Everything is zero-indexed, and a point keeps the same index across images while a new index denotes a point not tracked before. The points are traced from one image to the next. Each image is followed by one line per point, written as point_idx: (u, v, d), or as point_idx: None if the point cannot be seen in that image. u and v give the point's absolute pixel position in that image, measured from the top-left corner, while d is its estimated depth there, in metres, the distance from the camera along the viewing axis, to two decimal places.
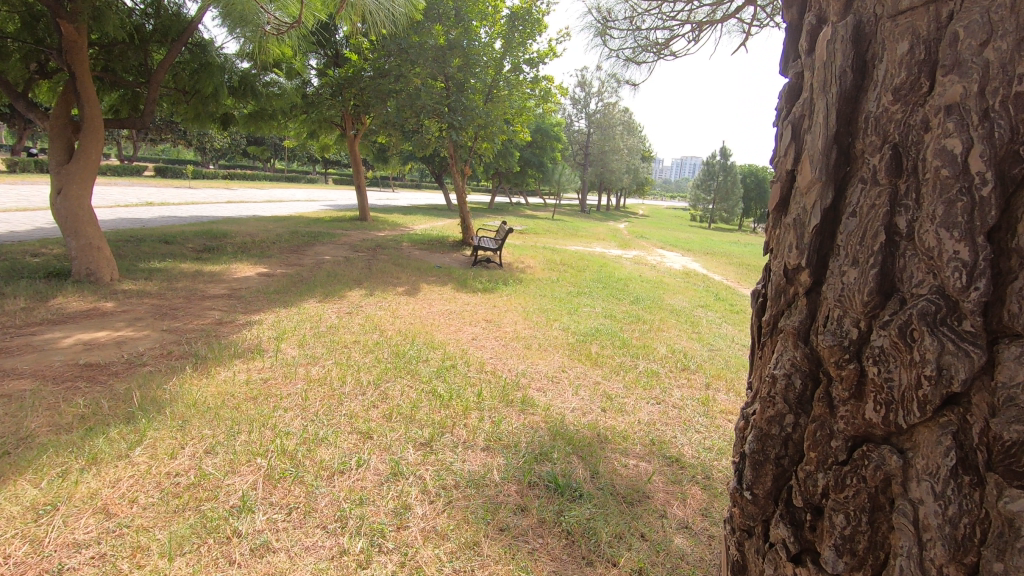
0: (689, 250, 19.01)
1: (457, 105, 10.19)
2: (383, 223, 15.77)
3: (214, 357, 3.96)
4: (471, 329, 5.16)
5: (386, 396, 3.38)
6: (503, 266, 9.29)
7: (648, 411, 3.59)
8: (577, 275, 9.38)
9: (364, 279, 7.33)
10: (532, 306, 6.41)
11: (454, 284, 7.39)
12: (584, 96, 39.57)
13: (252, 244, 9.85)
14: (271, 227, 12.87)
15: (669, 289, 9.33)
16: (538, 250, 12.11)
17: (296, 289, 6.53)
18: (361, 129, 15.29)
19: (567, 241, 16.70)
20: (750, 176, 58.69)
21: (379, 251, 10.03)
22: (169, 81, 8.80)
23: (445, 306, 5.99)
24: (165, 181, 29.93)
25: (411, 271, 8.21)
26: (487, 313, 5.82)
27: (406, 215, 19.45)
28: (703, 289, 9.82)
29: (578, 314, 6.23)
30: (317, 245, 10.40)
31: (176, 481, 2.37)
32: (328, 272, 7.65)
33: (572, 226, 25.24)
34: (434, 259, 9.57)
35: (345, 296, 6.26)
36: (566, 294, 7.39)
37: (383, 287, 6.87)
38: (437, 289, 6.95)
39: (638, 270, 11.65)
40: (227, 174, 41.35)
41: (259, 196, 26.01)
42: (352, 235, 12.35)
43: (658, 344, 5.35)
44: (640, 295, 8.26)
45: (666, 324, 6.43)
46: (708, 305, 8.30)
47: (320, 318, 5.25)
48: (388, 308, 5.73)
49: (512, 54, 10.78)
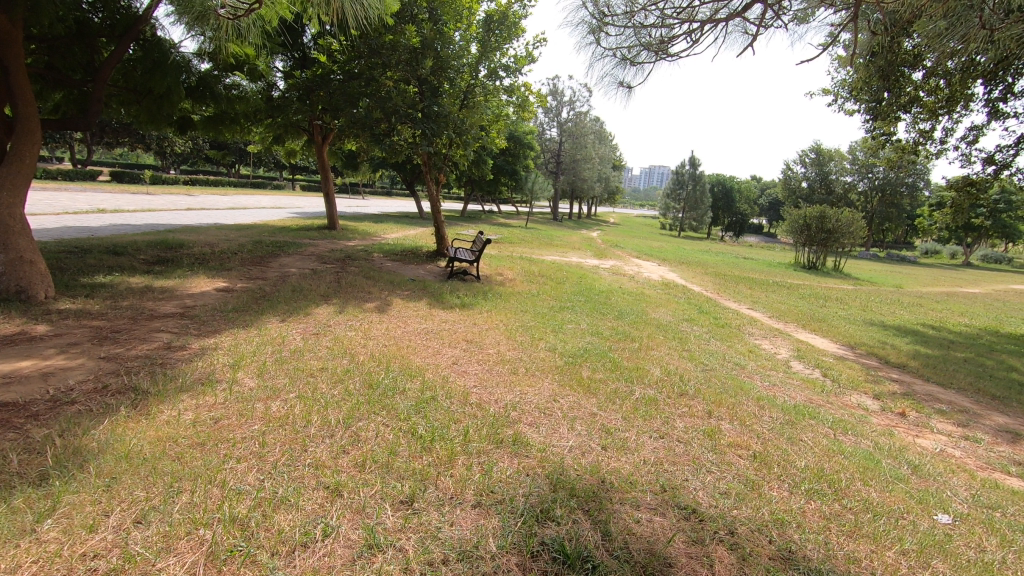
0: (663, 259, 18.90)
1: (430, 110, 9.78)
2: (352, 232, 15.18)
3: (157, 391, 3.45)
4: (451, 351, 4.74)
5: (358, 438, 2.93)
6: (480, 278, 8.88)
7: (653, 448, 3.23)
8: (557, 287, 9.04)
9: (332, 295, 6.82)
10: (514, 323, 6.03)
11: (430, 299, 6.96)
12: (557, 104, 39.65)
13: (211, 256, 9.21)
14: (232, 236, 12.18)
15: (652, 301, 9.07)
16: (514, 260, 11.73)
17: (257, 306, 6.00)
18: (329, 135, 14.70)
19: (542, 250, 16.40)
20: (717, 185, 59.73)
21: (348, 262, 9.49)
22: (119, 80, 8.15)
23: (422, 325, 5.56)
24: (120, 186, 28.57)
25: (383, 285, 7.72)
26: (467, 333, 5.41)
27: (376, 224, 18.86)
28: (685, 301, 9.60)
29: (564, 332, 5.87)
30: (281, 256, 9.81)
31: (92, 567, 1.89)
32: (293, 286, 7.11)
33: (545, 234, 25.05)
34: (408, 271, 9.10)
35: (311, 314, 5.76)
36: (549, 309, 7.04)
37: (353, 303, 6.38)
38: (412, 305, 6.50)
39: (617, 281, 11.40)
40: (187, 179, 39.86)
41: (221, 202, 24.99)
42: (320, 245, 11.75)
43: (650, 365, 5.03)
44: (624, 309, 7.95)
45: (654, 341, 6.12)
46: (693, 319, 8.05)
47: (283, 340, 4.75)
48: (359, 328, 5.26)
49: (488, 58, 10.45)
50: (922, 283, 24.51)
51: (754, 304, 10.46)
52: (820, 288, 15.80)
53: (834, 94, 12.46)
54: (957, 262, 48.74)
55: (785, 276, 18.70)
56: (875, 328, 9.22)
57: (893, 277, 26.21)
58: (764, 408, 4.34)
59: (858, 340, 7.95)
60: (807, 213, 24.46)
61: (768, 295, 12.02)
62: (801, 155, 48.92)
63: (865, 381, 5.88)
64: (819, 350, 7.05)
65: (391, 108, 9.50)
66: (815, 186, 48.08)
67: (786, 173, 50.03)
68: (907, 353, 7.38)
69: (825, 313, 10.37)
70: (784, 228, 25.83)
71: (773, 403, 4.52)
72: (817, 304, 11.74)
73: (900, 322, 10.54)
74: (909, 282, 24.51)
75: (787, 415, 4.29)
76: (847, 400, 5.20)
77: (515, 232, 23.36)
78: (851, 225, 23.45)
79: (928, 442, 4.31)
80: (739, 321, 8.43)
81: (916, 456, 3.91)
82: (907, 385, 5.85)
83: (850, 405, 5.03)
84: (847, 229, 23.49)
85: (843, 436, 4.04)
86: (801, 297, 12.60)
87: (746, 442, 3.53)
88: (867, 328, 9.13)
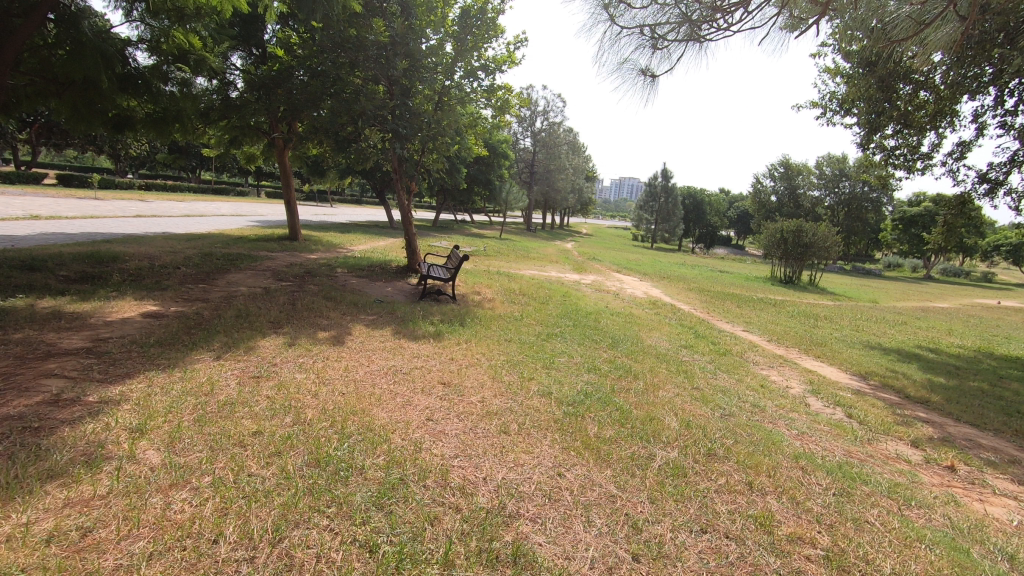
0: (644, 274, 18.32)
1: (402, 111, 8.89)
2: (316, 243, 14.11)
3: (6, 481, 2.44)
4: (425, 402, 3.83)
5: (291, 567, 2.01)
6: (456, 298, 7.99)
7: (699, 554, 2.40)
8: (541, 308, 8.19)
9: (284, 322, 5.83)
10: (499, 358, 5.15)
11: (400, 326, 6.02)
12: (530, 114, 39.20)
13: (148, 272, 8.08)
14: (179, 248, 11.00)
15: (643, 324, 8.34)
16: (492, 276, 10.86)
17: (189, 337, 4.98)
18: (290, 138, 13.62)
19: (520, 264, 15.59)
20: (689, 198, 60.26)
21: (308, 279, 8.48)
22: (35, 68, 6.99)
23: (389, 363, 4.64)
24: (65, 191, 26.71)
25: (346, 308, 6.77)
26: (443, 373, 4.51)
27: (343, 234, 17.77)
28: (677, 323, 8.91)
29: (557, 369, 5.02)
30: (231, 271, 8.73)
31: None
32: (238, 311, 6.09)
33: (521, 246, 24.28)
34: (375, 291, 8.16)
35: (255, 349, 4.78)
36: (536, 338, 6.18)
37: (309, 333, 5.42)
38: (378, 336, 5.56)
39: (602, 299, 10.67)
40: (143, 184, 37.91)
41: (177, 209, 23.52)
42: (279, 259, 10.66)
43: (664, 414, 4.21)
44: (617, 335, 7.15)
45: (659, 378, 5.33)
46: (692, 345, 7.31)
47: (213, 388, 3.77)
48: (311, 370, 4.30)
49: (464, 58, 9.64)
50: (895, 298, 24.60)
51: (749, 325, 9.81)
52: (804, 305, 15.42)
53: (823, 108, 12.13)
54: (919, 275, 49.99)
55: (767, 291, 18.36)
56: (878, 353, 8.66)
57: (866, 291, 26.26)
58: (809, 473, 3.56)
59: (868, 368, 7.33)
60: (783, 228, 24.35)
61: (759, 315, 11.46)
62: (771, 169, 49.64)
63: (896, 423, 5.18)
64: (834, 384, 6.37)
65: (357, 108, 8.55)
66: (784, 200, 48.79)
67: (757, 187, 50.65)
68: (923, 385, 6.78)
69: (822, 335, 9.81)
70: (760, 242, 25.71)
71: (815, 463, 3.76)
72: (809, 324, 11.21)
73: (898, 344, 10.04)
74: (884, 296, 24.52)
75: (836, 482, 3.52)
76: (887, 452, 4.48)
77: (490, 244, 22.51)
78: (826, 240, 23.40)
79: (1000, 511, 3.59)
80: (740, 347, 7.73)
81: (1004, 537, 3.16)
82: (941, 427, 5.19)
83: (891, 458, 4.32)
84: (824, 244, 23.43)
85: (909, 511, 3.28)
86: (790, 316, 12.09)
87: (810, 535, 2.73)
88: (870, 353, 8.57)
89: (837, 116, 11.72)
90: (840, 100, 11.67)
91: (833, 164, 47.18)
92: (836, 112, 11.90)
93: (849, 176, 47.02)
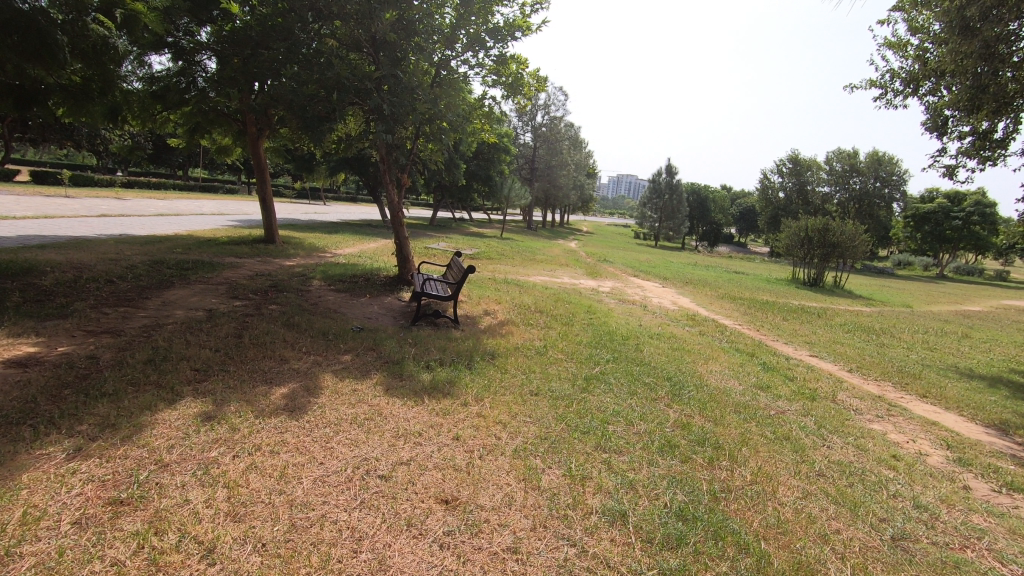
0: (664, 278, 16.59)
1: (390, 84, 7.09)
2: (295, 246, 12.35)
3: None
4: (414, 563, 2.10)
5: None
6: (459, 321, 6.24)
7: None
8: (566, 333, 6.43)
9: (214, 370, 4.06)
10: (527, 433, 3.40)
11: (382, 372, 4.27)
12: (531, 108, 37.49)
13: (63, 290, 6.31)
14: (127, 253, 9.23)
15: (694, 352, 6.61)
16: (500, 287, 9.11)
17: (47, 407, 3.20)
18: (264, 125, 11.82)
19: (529, 269, 13.83)
20: (693, 195, 58.63)
21: (271, 296, 6.71)
22: None
23: (357, 458, 2.88)
24: (35, 188, 24.82)
25: (311, 340, 5.00)
26: (444, 478, 2.77)
27: (328, 234, 15.98)
28: (732, 348, 7.17)
29: (619, 455, 3.27)
30: (176, 286, 6.95)
31: None
32: (151, 352, 4.31)
33: (525, 247, 22.61)
34: (357, 311, 6.41)
35: (149, 431, 3.02)
36: (572, 387, 4.43)
37: (245, 394, 3.64)
38: (348, 394, 3.79)
39: (631, 314, 8.94)
40: (124, 181, 36.01)
41: (153, 207, 21.74)
42: (244, 268, 8.90)
43: (822, 559, 2.48)
44: (673, 374, 5.40)
45: (764, 458, 3.59)
46: (768, 387, 5.55)
47: (16, 549, 2.01)
48: (221, 483, 2.55)
49: (469, 23, 7.86)
50: (925, 300, 22.94)
51: (815, 348, 8.07)
52: (847, 313, 13.71)
53: (882, 88, 10.52)
54: (932, 273, 48.37)
55: (799, 297, 16.64)
56: (985, 387, 6.93)
57: (892, 293, 24.65)
58: None
59: (999, 415, 5.60)
60: (807, 226, 22.65)
61: (815, 331, 9.68)
62: (779, 165, 48.09)
63: None
64: (980, 447, 4.61)
65: (333, 79, 6.76)
66: (792, 196, 47.24)
67: (765, 183, 48.99)
68: None
69: (900, 359, 8.06)
70: (780, 241, 24.00)
71: None
72: (875, 342, 9.48)
73: (989, 369, 8.33)
74: (912, 299, 22.90)
75: None
76: None
77: (490, 244, 20.74)
78: (855, 238, 21.61)
79: None
80: (825, 385, 6.00)
81: None
82: None
83: None
84: (852, 243, 21.68)
85: None
86: (846, 330, 10.36)
87: None
88: (975, 387, 6.86)
89: (903, 97, 10.15)
90: (908, 77, 10.09)
91: (844, 160, 45.62)
92: (899, 93, 10.34)
93: (860, 171, 45.37)
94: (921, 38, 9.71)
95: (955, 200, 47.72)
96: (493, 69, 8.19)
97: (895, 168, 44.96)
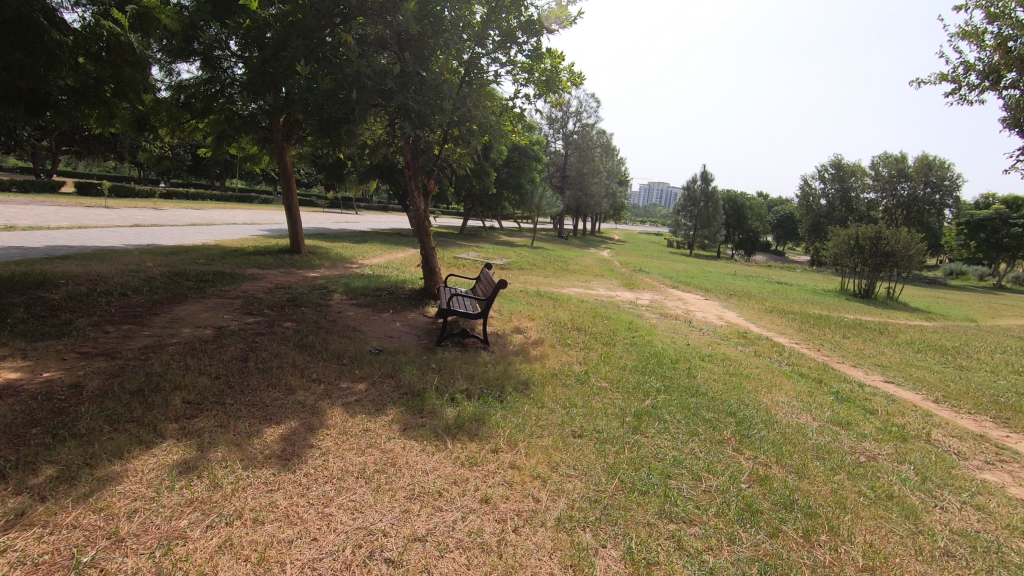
0: (704, 289, 15.69)
1: (416, 84, 6.58)
2: (321, 256, 12.01)
3: None
4: None
5: None
6: (488, 341, 5.63)
7: None
8: (609, 355, 5.75)
9: (209, 403, 3.54)
10: (572, 494, 2.76)
11: (400, 407, 3.68)
12: (563, 115, 36.96)
13: (72, 304, 5.95)
14: (149, 264, 8.98)
15: (754, 379, 5.84)
16: (533, 301, 8.49)
17: (3, 453, 2.70)
18: (291, 132, 11.53)
19: (562, 280, 13.17)
20: (729, 203, 56.96)
21: (288, 312, 6.24)
22: None
23: (361, 532, 2.29)
24: (77, 199, 25.44)
25: (324, 364, 4.45)
26: (470, 565, 2.14)
27: (356, 244, 15.65)
28: (795, 373, 6.37)
29: (690, 528, 2.58)
30: (190, 300, 6.55)
31: None
32: (143, 379, 3.83)
33: (557, 256, 21.96)
34: (378, 329, 5.88)
35: (113, 488, 2.48)
36: (621, 427, 3.76)
37: (238, 436, 3.09)
38: (358, 437, 3.21)
39: (676, 331, 8.19)
40: (164, 191, 36.85)
41: (187, 217, 21.90)
42: (265, 280, 8.49)
43: None
44: (735, 407, 4.66)
45: (872, 530, 2.85)
46: (849, 424, 4.75)
47: None
48: (183, 571, 1.98)
49: (501, 18, 7.31)
50: (990, 314, 21.27)
51: (888, 373, 7.17)
52: (910, 329, 12.58)
53: (955, 82, 9.57)
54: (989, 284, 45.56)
55: (852, 310, 15.48)
56: None
57: (951, 305, 23.01)
58: None
59: None
60: (857, 234, 21.33)
61: (882, 351, 8.71)
62: (820, 170, 46.26)
63: None
64: None
65: (354, 78, 6.28)
66: (835, 203, 45.28)
67: (806, 190, 47.16)
68: None
69: (988, 385, 7.09)
70: (828, 251, 22.69)
71: None
72: (953, 363, 8.47)
73: None
74: (975, 312, 21.27)
75: None
76: None
77: (521, 253, 20.14)
78: (910, 247, 20.20)
79: None
80: (912, 420, 5.16)
81: None
82: None
83: None
84: (907, 252, 20.25)
85: None
86: (916, 350, 9.34)
87: None
88: None
89: (980, 92, 9.18)
90: (986, 69, 9.14)
91: (890, 164, 43.52)
92: (975, 87, 9.37)
93: (909, 176, 43.16)
94: (1002, 26, 8.77)
95: (1014, 206, 44.95)
96: (526, 67, 7.62)
97: (947, 173, 42.60)
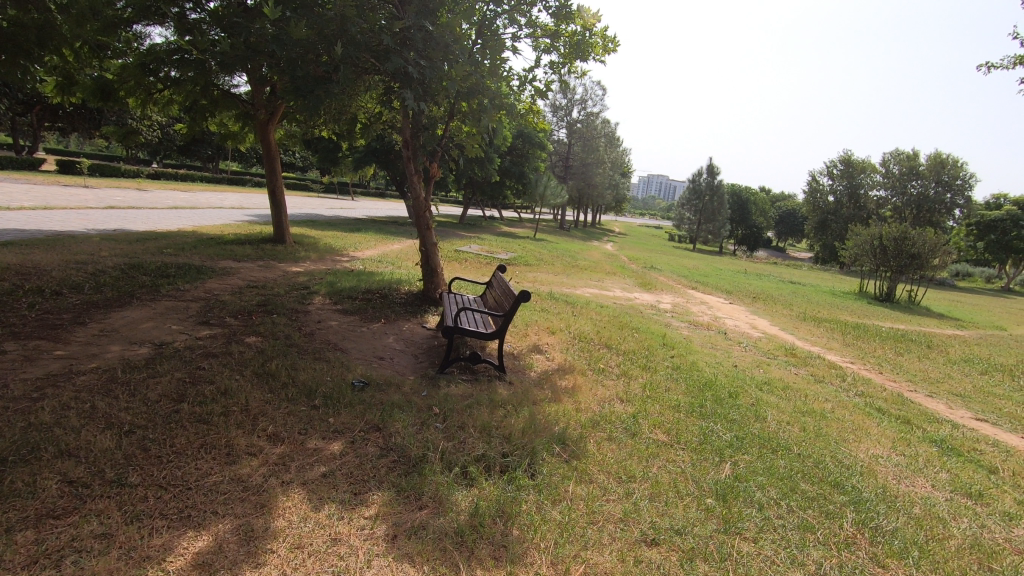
0: (726, 291, 14.50)
1: (417, 42, 5.34)
2: (309, 247, 10.80)
3: None
4: None
5: None
6: (504, 368, 4.45)
7: None
8: (653, 388, 4.58)
9: (99, 485, 2.33)
10: None
11: (389, 491, 2.51)
12: (568, 102, 35.58)
13: None
14: (103, 253, 7.73)
15: (833, 420, 4.68)
16: (550, 309, 7.31)
17: None
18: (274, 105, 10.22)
19: (574, 280, 11.99)
20: (734, 197, 55.72)
21: (254, 322, 5.04)
22: None
23: None
24: (56, 177, 24.04)
25: (287, 408, 3.27)
26: None
27: (349, 233, 14.40)
28: (873, 410, 5.22)
29: None
30: (135, 303, 5.33)
31: None
32: (15, 436, 2.63)
33: (563, 250, 20.75)
34: (365, 347, 4.68)
35: None
36: (708, 522, 2.61)
37: (122, 561, 1.91)
38: (322, 557, 2.04)
39: (716, 347, 7.03)
40: (151, 172, 35.33)
41: (170, 199, 20.58)
42: (237, 276, 7.26)
43: None
44: (836, 472, 3.51)
45: None
46: (982, 496, 3.60)
47: None
48: None
49: None
50: (1016, 322, 20.12)
51: (973, 405, 6.01)
52: (955, 342, 11.42)
53: None
54: (997, 287, 44.51)
55: (881, 316, 14.38)
56: None
57: (973, 311, 21.86)
58: None
59: None
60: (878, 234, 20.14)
61: (948, 374, 7.56)
62: (829, 166, 45.07)
63: None
64: None
65: (341, 31, 5.03)
66: (843, 200, 44.06)
67: (814, 186, 45.99)
68: None
69: None
70: (846, 251, 21.54)
71: None
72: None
73: None
74: (1001, 319, 20.16)
75: None
76: None
77: (523, 246, 18.89)
78: (936, 249, 19.02)
79: None
80: None
81: None
82: None
83: None
84: (934, 254, 19.06)
85: None
86: (981, 371, 8.17)
87: None
88: None
89: None
90: None
91: (902, 162, 42.27)
92: None
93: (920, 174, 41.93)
94: None
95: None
96: (549, 30, 6.39)
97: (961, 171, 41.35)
